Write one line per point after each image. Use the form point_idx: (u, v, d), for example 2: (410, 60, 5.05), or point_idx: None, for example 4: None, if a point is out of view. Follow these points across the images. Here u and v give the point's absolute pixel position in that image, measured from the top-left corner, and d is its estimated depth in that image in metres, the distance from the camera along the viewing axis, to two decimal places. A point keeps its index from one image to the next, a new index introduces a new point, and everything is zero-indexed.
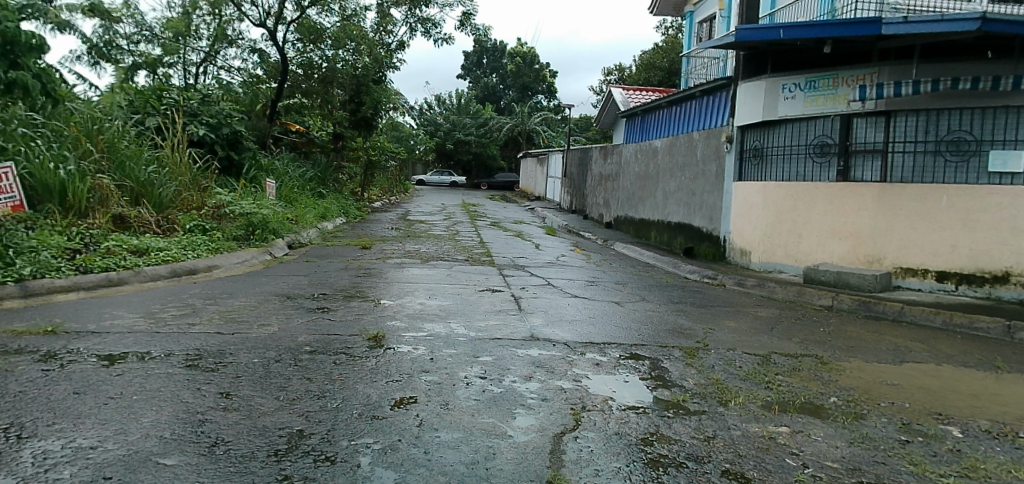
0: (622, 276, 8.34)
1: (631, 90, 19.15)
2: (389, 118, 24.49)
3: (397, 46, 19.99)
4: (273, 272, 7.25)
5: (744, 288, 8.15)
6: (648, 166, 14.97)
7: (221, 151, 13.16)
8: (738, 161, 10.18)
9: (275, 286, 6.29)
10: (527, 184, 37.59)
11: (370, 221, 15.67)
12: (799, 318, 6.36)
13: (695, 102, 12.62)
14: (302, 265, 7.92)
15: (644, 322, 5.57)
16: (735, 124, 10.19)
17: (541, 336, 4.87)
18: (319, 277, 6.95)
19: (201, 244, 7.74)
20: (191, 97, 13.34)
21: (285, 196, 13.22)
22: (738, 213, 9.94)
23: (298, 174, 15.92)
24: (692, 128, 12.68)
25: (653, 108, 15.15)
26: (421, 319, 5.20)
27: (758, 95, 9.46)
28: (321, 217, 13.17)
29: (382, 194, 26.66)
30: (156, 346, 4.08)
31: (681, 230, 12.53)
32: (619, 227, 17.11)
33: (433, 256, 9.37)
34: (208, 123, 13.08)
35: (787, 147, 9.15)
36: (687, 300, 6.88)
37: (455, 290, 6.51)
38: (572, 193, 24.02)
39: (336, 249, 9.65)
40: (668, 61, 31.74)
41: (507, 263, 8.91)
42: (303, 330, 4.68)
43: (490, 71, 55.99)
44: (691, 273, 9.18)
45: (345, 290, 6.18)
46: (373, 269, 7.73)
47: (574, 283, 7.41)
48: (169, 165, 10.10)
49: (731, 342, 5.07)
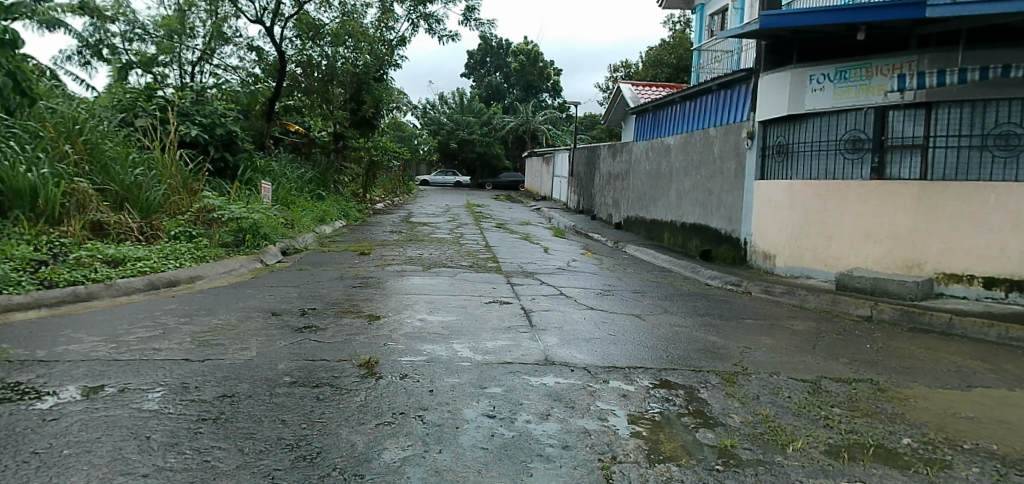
0: (640, 284, 7.72)
1: (641, 86, 18.49)
2: (391, 118, 23.93)
3: (399, 42, 19.40)
4: (262, 283, 6.66)
5: (772, 295, 7.52)
6: (660, 165, 14.34)
7: (215, 152, 12.63)
8: (760, 158, 9.56)
9: (261, 300, 5.71)
10: (533, 184, 36.99)
11: (371, 223, 15.12)
12: (840, 332, 5.73)
13: (711, 97, 11.98)
14: (294, 274, 7.34)
15: (671, 340, 4.96)
16: (757, 119, 9.57)
17: (557, 359, 4.27)
18: (311, 288, 6.36)
19: (185, 252, 7.16)
20: (184, 98, 12.83)
21: (282, 198, 12.65)
22: (761, 214, 9.30)
23: (296, 175, 15.37)
24: (708, 124, 12.04)
25: (664, 104, 14.55)
26: (419, 339, 4.60)
27: (782, 87, 8.83)
28: (318, 221, 12.59)
29: (385, 195, 26.10)
30: (109, 379, 3.50)
31: (697, 231, 11.90)
32: (629, 228, 16.48)
33: (436, 262, 8.77)
34: (201, 123, 12.54)
35: (814, 143, 8.50)
36: (714, 312, 6.26)
37: (459, 302, 5.91)
38: (580, 193, 23.41)
39: (333, 255, 9.08)
40: (675, 58, 31.09)
41: (515, 269, 8.31)
42: (285, 355, 4.09)
43: (494, 69, 55.37)
44: (712, 279, 8.56)
45: (338, 305, 5.58)
46: (371, 278, 7.15)
47: (589, 293, 6.80)
48: (156, 167, 9.56)
49: (773, 365, 4.45)
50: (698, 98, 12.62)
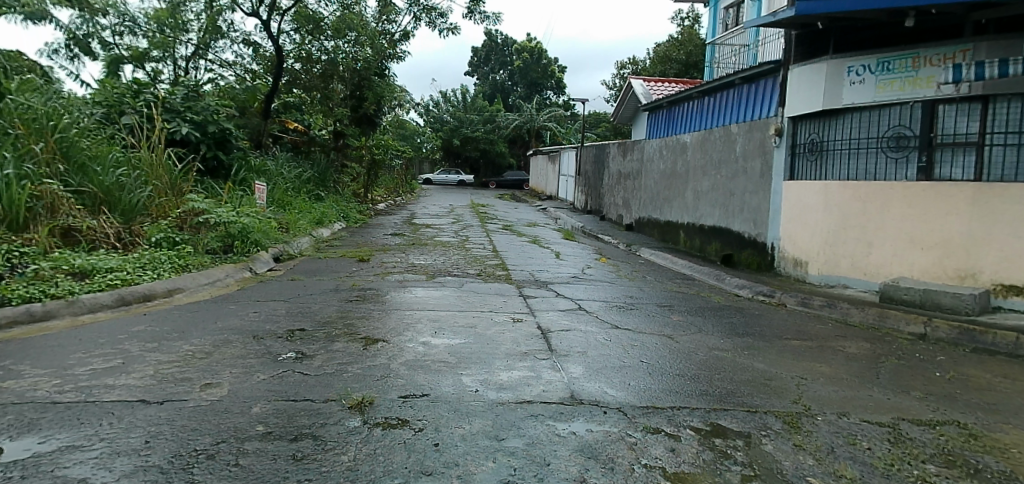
0: (665, 294, 7.03)
1: (653, 81, 17.77)
2: (393, 115, 23.27)
3: (401, 37, 18.73)
4: (248, 296, 6.00)
5: (811, 309, 6.83)
6: (676, 164, 13.65)
7: (207, 150, 12.00)
8: (790, 156, 8.90)
9: (243, 318, 5.04)
10: (538, 183, 36.29)
11: (371, 225, 14.47)
12: (900, 355, 5.04)
13: (732, 92, 11.30)
14: (285, 285, 6.69)
15: (714, 368, 4.29)
16: (786, 115, 8.91)
17: (585, 396, 3.61)
18: (301, 303, 5.70)
19: (165, 261, 6.50)
20: (177, 94, 12.28)
21: (278, 199, 12.01)
22: (792, 217, 8.65)
23: (293, 174, 14.69)
24: (728, 120, 11.36)
25: (679, 100, 13.87)
26: (423, 370, 3.94)
27: (817, 80, 8.16)
28: (315, 223, 11.94)
29: (387, 194, 25.48)
30: (39, 431, 2.82)
31: (717, 234, 11.21)
32: (642, 230, 15.80)
33: (441, 270, 8.11)
34: (192, 120, 11.93)
35: (853, 140, 7.81)
36: (753, 329, 5.58)
37: (468, 320, 5.23)
38: (588, 192, 22.73)
39: (330, 262, 8.42)
40: (684, 53, 30.36)
41: (528, 278, 7.64)
42: (263, 394, 3.42)
43: (497, 67, 54.67)
44: (741, 288, 7.86)
45: (331, 325, 4.92)
46: (370, 290, 6.48)
47: (612, 307, 6.11)
48: (135, 167, 8.92)
49: (839, 403, 3.76)
50: (717, 94, 11.93)
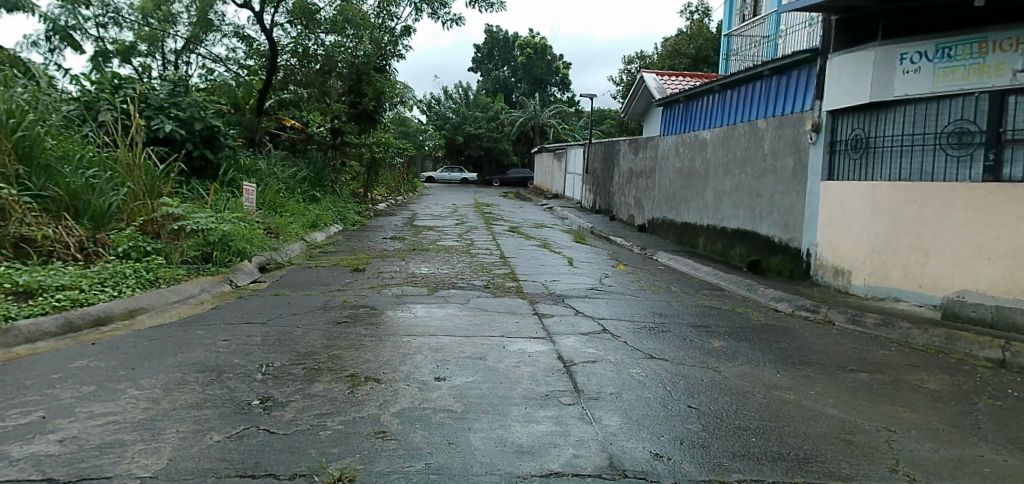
0: (699, 311, 6.23)
1: (667, 75, 16.93)
2: (394, 112, 22.46)
3: (402, 31, 17.90)
4: (222, 317, 5.20)
5: (864, 329, 6.02)
6: (694, 163, 12.86)
7: (194, 149, 11.29)
8: (830, 155, 8.17)
9: (210, 348, 4.24)
10: (543, 182, 35.45)
11: (370, 228, 13.67)
12: (991, 392, 4.21)
13: (758, 85, 10.49)
14: (268, 302, 5.90)
15: (783, 416, 3.47)
16: (825, 109, 8.20)
17: (630, 465, 2.78)
18: (283, 327, 4.90)
19: (129, 275, 5.71)
20: (163, 90, 11.57)
21: (269, 202, 11.25)
22: (834, 222, 7.88)
23: (288, 174, 13.91)
24: (754, 115, 10.56)
25: (697, 94, 13.06)
26: (422, 423, 3.13)
27: (866, 70, 7.40)
28: (309, 227, 11.16)
29: (387, 193, 24.70)
30: None
31: (743, 238, 10.42)
32: (656, 232, 15.01)
33: (445, 281, 7.34)
34: (177, 116, 11.20)
35: (905, 136, 7.05)
36: (809, 357, 4.77)
37: (477, 350, 4.43)
38: (596, 191, 21.93)
39: (321, 272, 7.64)
40: (693, 48, 29.56)
41: (542, 292, 6.84)
42: (210, 466, 2.59)
43: (501, 63, 53.80)
44: (779, 302, 7.06)
45: (314, 357, 4.14)
46: (364, 308, 5.68)
47: (641, 329, 5.31)
48: (109, 169, 8.17)
49: (953, 471, 2.92)
50: (739, 87, 11.17)
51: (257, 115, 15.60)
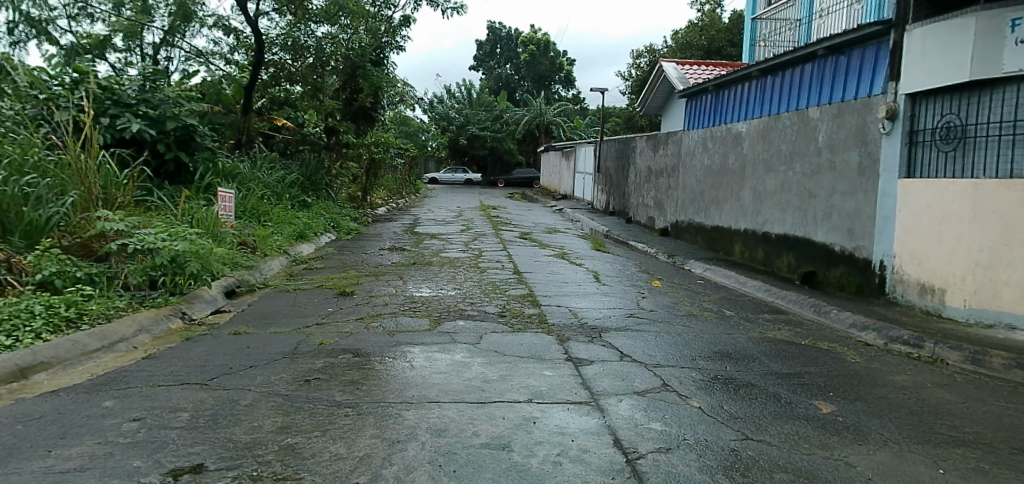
0: (775, 350, 4.88)
1: (689, 64, 15.56)
2: (394, 111, 21.13)
3: (401, 21, 16.57)
4: (148, 374, 3.85)
5: (991, 373, 4.64)
6: (729, 160, 11.50)
7: (166, 151, 10.05)
8: (910, 148, 6.84)
9: (105, 435, 2.89)
10: (550, 180, 34.07)
11: (367, 236, 12.33)
12: None
13: (808, 67, 9.12)
14: (222, 346, 4.57)
15: None
16: (904, 93, 6.86)
17: None
18: (227, 391, 3.55)
19: (40, 314, 4.37)
20: (132, 85, 10.28)
21: (249, 209, 9.91)
22: (918, 229, 6.55)
23: (274, 178, 12.46)
24: (802, 103, 9.19)
25: (729, 82, 11.70)
26: None
27: (961, 42, 6.13)
28: (295, 238, 9.82)
29: (388, 196, 23.40)
30: None
31: (794, 245, 9.04)
32: (682, 236, 13.66)
33: (449, 308, 5.98)
34: (146, 115, 9.91)
35: (1017, 123, 5.73)
36: (962, 432, 3.38)
37: (497, 431, 3.07)
38: (610, 192, 20.56)
39: (298, 298, 6.29)
40: (706, 39, 28.15)
41: (571, 323, 5.49)
42: None
43: (503, 61, 52.53)
44: (866, 333, 5.68)
45: (256, 453, 2.76)
46: (346, 355, 4.34)
47: (714, 383, 3.95)
48: (53, 175, 6.87)
49: None
50: (783, 73, 9.84)
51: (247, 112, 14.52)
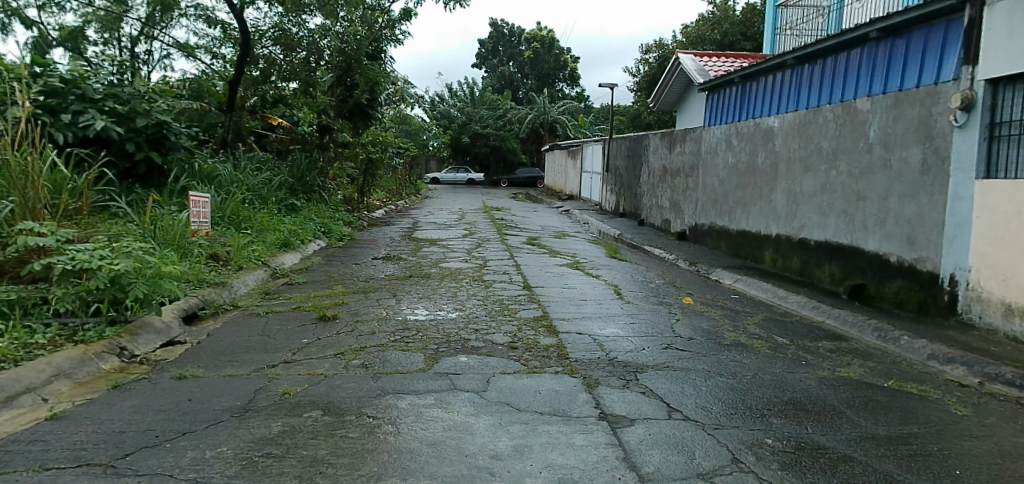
0: (859, 398, 3.85)
1: (707, 56, 14.56)
2: (393, 109, 20.17)
3: (401, 14, 15.33)
4: (40, 448, 2.88)
5: None
6: (758, 158, 10.51)
7: (136, 150, 9.12)
8: (990, 143, 5.85)
9: None
10: (555, 180, 33.14)
11: (361, 243, 11.36)
12: None
13: (856, 54, 8.16)
14: (159, 396, 3.59)
15: None
16: (984, 78, 5.88)
17: None
18: (139, 479, 2.58)
19: None
20: (100, 79, 9.33)
21: (227, 214, 8.95)
22: (1003, 238, 5.56)
23: (260, 180, 11.46)
24: (847, 94, 8.22)
25: (758, 73, 10.74)
26: None
27: None
28: (278, 247, 8.86)
29: (387, 198, 22.46)
30: None
31: (841, 253, 8.05)
32: (702, 241, 12.67)
33: (447, 338, 4.99)
34: (114, 111, 9.02)
35: None
36: None
37: None
38: (621, 192, 19.55)
39: (269, 324, 5.30)
40: (718, 33, 27.10)
41: (598, 358, 4.49)
42: None
43: (506, 59, 51.58)
44: (955, 368, 4.68)
45: None
46: (311, 413, 3.34)
47: (801, 457, 2.95)
48: None
49: None
50: (824, 61, 8.88)
51: (242, 111, 13.99)
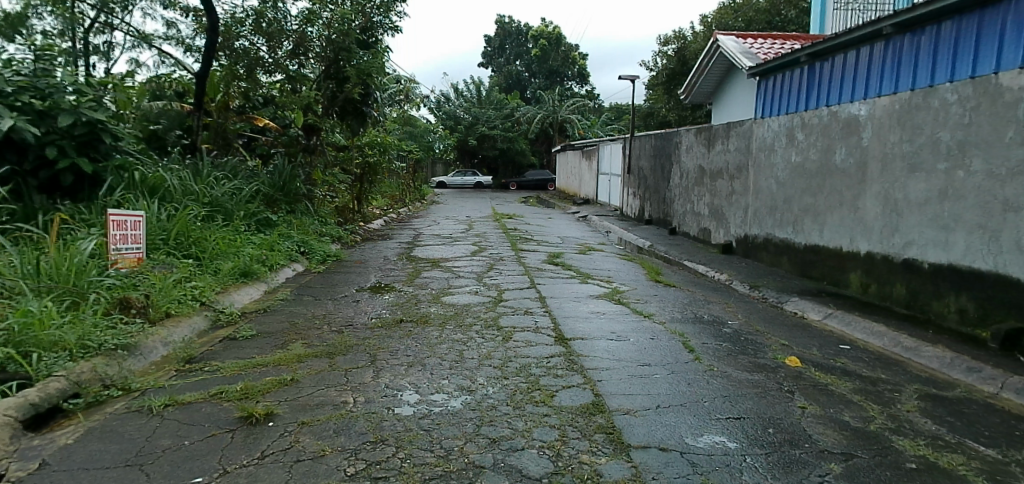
0: None
1: (751, 37, 12.51)
2: (394, 110, 18.21)
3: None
4: None
5: None
6: (835, 156, 8.42)
7: (58, 156, 7.08)
8: None
9: None
10: (568, 183, 31.17)
11: (348, 265, 9.36)
12: None
13: (994, 15, 6.16)
14: None
15: None
16: None
17: None
18: None
19: None
20: (18, 65, 7.27)
21: (170, 236, 6.97)
22: None
23: (226, 190, 9.53)
24: (978, 70, 6.20)
25: (835, 49, 8.72)
26: None
27: None
28: (234, 280, 6.88)
29: (388, 205, 20.50)
30: None
31: (977, 284, 5.97)
32: (755, 256, 10.61)
33: (442, 463, 2.96)
34: (29, 107, 7.00)
35: None
36: None
37: None
38: (645, 196, 17.49)
39: (156, 434, 3.24)
40: (742, 20, 25.08)
41: None
42: None
43: (513, 58, 49.62)
44: None
45: None
46: None
47: None
48: None
49: None
50: (940, 28, 6.87)
51: (224, 112, 12.24)
